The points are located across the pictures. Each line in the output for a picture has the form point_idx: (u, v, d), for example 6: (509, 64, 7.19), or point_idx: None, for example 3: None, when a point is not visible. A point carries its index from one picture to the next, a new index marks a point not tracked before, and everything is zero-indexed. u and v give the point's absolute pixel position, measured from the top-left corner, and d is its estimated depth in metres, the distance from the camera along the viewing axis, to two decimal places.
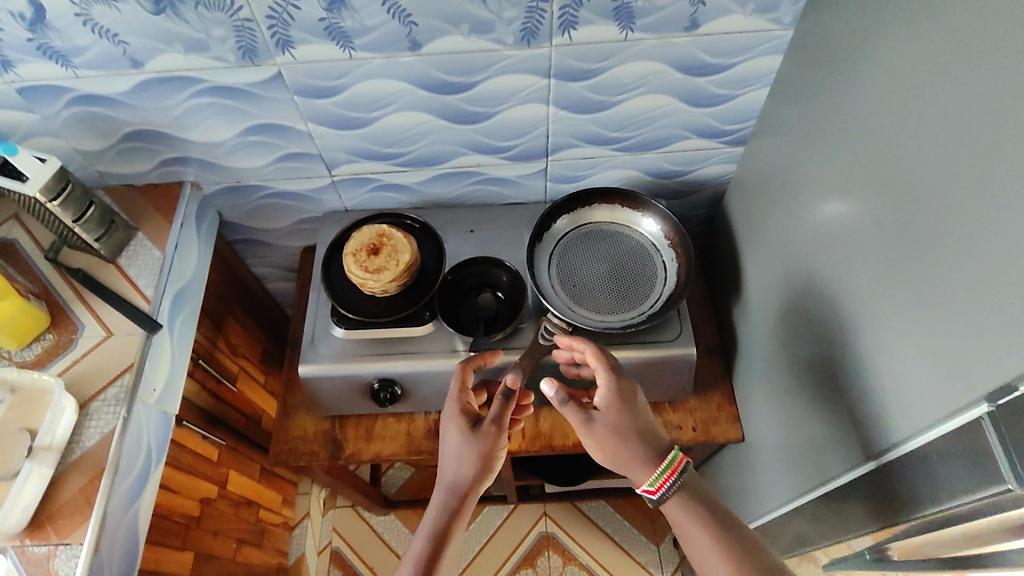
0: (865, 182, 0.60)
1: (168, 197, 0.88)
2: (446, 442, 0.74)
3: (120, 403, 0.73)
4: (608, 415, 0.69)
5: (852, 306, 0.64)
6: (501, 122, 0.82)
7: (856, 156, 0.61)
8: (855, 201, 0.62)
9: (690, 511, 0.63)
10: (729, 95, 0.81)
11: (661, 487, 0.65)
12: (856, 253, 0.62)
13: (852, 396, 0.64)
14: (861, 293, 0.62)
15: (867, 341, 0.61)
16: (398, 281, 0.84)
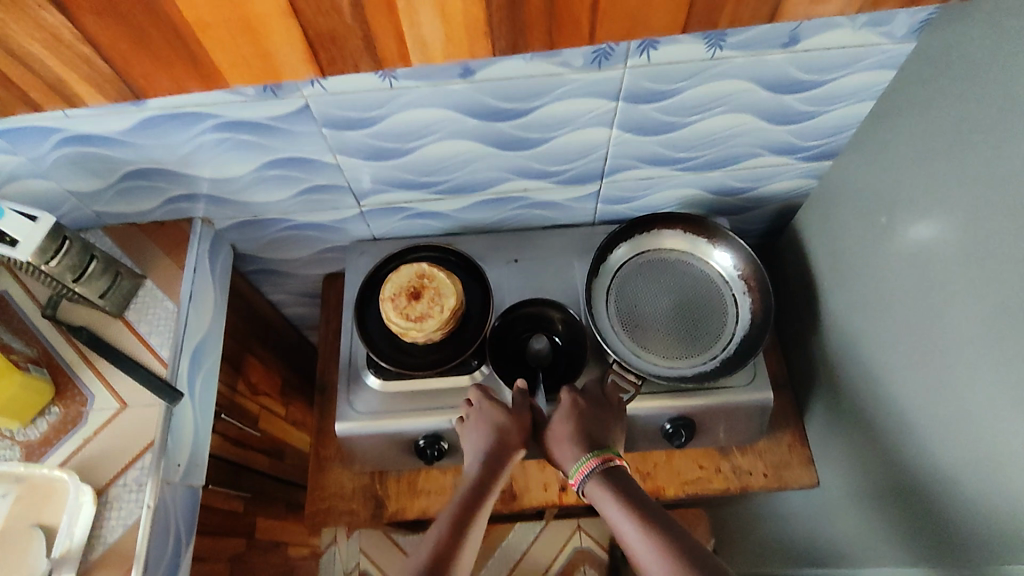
0: (1006, 240, 0.52)
1: (176, 236, 0.78)
2: (480, 415, 0.71)
3: (142, 488, 0.65)
4: (557, 424, 0.68)
5: (977, 373, 0.56)
6: (555, 147, 0.72)
7: (989, 208, 0.53)
8: (986, 257, 0.54)
9: (610, 497, 0.60)
10: (815, 112, 0.71)
11: (583, 475, 0.62)
12: (982, 317, 0.55)
13: (975, 472, 0.57)
14: (989, 363, 0.54)
15: (998, 416, 0.54)
16: (444, 328, 0.75)
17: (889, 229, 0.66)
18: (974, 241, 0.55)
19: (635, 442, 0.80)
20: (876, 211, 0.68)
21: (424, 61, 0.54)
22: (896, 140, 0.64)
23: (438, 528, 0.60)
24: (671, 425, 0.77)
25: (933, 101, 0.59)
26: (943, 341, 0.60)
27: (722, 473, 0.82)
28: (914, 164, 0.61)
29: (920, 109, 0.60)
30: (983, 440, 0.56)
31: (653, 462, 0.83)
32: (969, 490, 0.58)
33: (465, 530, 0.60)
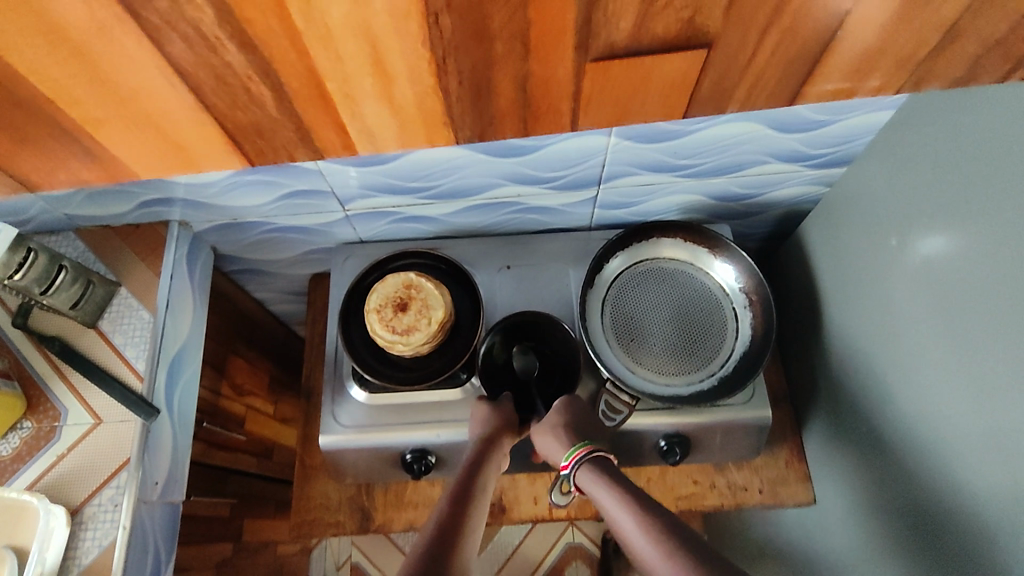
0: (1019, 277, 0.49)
1: (152, 240, 0.75)
2: (473, 415, 0.71)
3: (117, 508, 0.63)
4: (554, 414, 0.68)
5: (983, 413, 0.53)
6: (549, 154, 0.68)
7: (1005, 240, 0.50)
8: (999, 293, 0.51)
9: (600, 482, 0.58)
10: (827, 120, 0.67)
11: (575, 458, 0.61)
12: (989, 355, 0.52)
13: (977, 511, 0.55)
14: (995, 402, 0.52)
15: (1003, 458, 0.52)
16: (432, 341, 0.71)
17: (899, 250, 0.62)
18: (984, 275, 0.52)
19: (628, 458, 0.78)
20: (886, 229, 0.65)
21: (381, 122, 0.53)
22: (912, 157, 0.60)
23: (447, 495, 0.57)
24: (665, 443, 0.74)
25: (953, 119, 0.55)
26: (948, 374, 0.57)
27: (717, 489, 0.80)
28: (930, 184, 0.58)
29: (939, 126, 0.57)
30: (987, 479, 0.54)
31: (646, 476, 0.81)
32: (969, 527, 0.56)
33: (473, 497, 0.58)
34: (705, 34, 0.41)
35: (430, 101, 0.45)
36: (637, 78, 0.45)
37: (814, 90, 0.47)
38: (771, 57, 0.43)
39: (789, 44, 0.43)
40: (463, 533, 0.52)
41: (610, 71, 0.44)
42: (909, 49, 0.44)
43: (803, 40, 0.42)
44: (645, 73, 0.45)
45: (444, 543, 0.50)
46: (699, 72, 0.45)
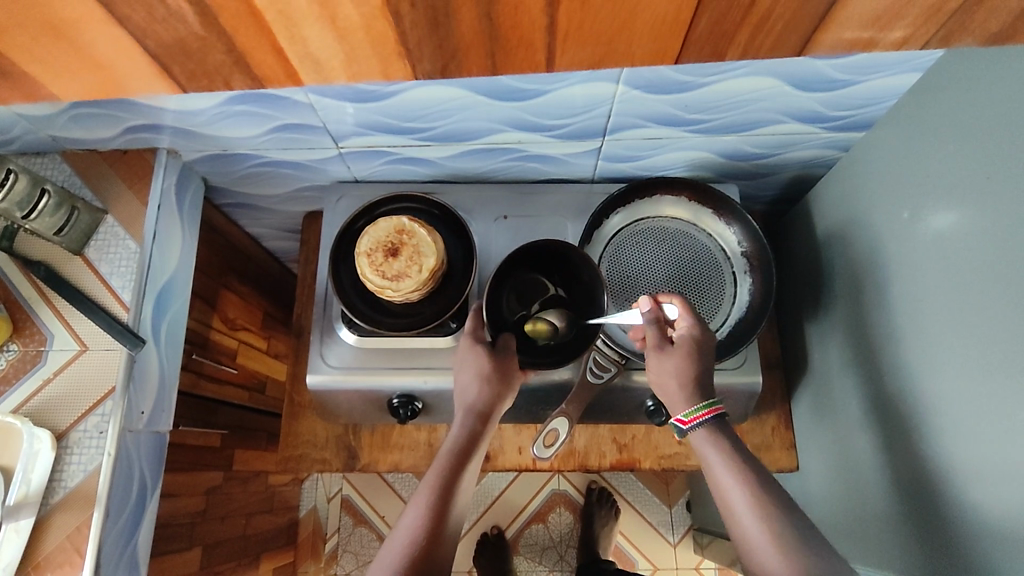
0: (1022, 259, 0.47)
1: (140, 168, 0.73)
2: (472, 364, 0.65)
3: (102, 435, 0.64)
4: (679, 363, 0.62)
5: (968, 394, 0.53)
6: (552, 100, 0.65)
7: (1015, 220, 0.47)
8: (1001, 274, 0.49)
9: (718, 446, 0.58)
10: (849, 80, 0.63)
11: (696, 420, 0.60)
12: (984, 337, 0.51)
13: (949, 490, 0.55)
14: (983, 386, 0.51)
15: (984, 445, 0.51)
16: (422, 288, 0.70)
17: (910, 224, 0.60)
18: (993, 255, 0.50)
19: (614, 415, 0.78)
20: (898, 201, 0.62)
21: (326, 74, 0.46)
22: (933, 125, 0.57)
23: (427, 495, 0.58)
24: (652, 402, 0.73)
25: (983, 85, 0.51)
26: (940, 353, 0.56)
27: None
28: (950, 155, 0.55)
29: (967, 94, 0.53)
30: (963, 465, 0.53)
31: (631, 433, 0.81)
32: (940, 512, 0.56)
33: (456, 486, 0.60)
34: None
35: (380, 25, 0.40)
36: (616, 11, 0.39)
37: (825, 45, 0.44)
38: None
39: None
40: (438, 554, 0.56)
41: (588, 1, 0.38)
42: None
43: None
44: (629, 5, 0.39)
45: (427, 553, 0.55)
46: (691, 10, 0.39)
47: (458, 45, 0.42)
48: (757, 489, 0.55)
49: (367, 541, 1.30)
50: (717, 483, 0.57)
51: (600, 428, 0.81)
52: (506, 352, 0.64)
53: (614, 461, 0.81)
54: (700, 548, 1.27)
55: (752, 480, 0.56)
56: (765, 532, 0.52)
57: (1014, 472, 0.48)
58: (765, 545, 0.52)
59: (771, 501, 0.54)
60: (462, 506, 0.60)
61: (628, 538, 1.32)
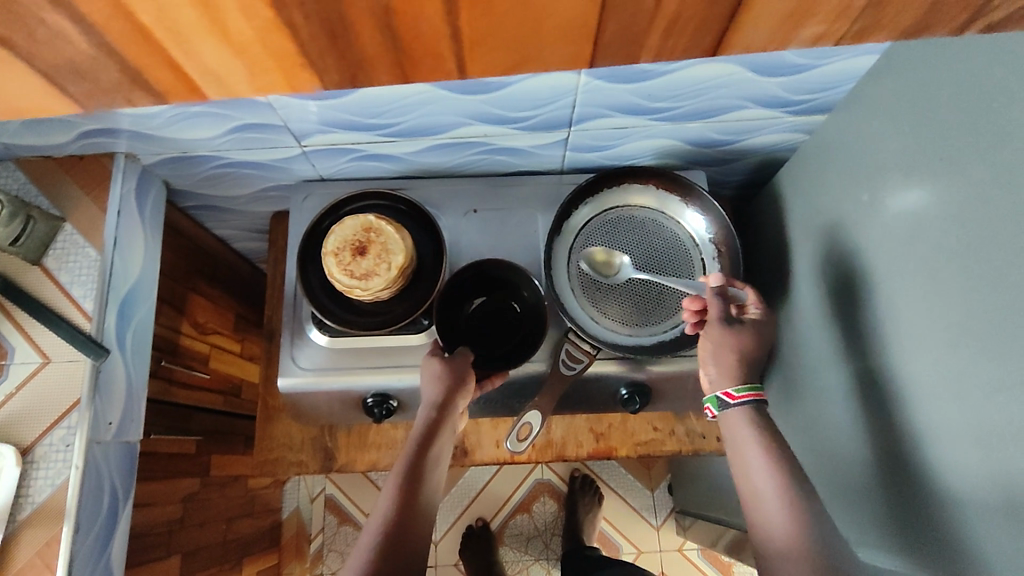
0: (974, 239, 0.48)
1: (97, 174, 0.71)
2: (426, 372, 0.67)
3: (69, 448, 0.63)
4: (736, 344, 0.63)
5: (926, 372, 0.54)
6: (515, 93, 0.64)
7: (966, 201, 0.48)
8: (955, 254, 0.50)
9: (751, 428, 0.59)
10: (809, 64, 0.63)
11: (741, 399, 0.61)
12: (939, 317, 0.52)
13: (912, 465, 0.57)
14: (938, 365, 0.52)
15: (942, 422, 0.52)
16: (392, 286, 0.70)
17: (871, 206, 0.61)
18: (946, 235, 0.51)
19: (589, 405, 0.78)
20: (860, 183, 0.63)
21: None
22: (891, 107, 0.58)
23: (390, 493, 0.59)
24: (626, 391, 0.74)
25: (935, 67, 0.52)
26: (901, 333, 0.57)
27: (676, 436, 0.82)
28: (907, 137, 0.55)
29: (921, 76, 0.54)
30: (924, 442, 0.54)
31: (608, 422, 0.82)
32: (907, 487, 0.58)
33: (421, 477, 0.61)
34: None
35: None
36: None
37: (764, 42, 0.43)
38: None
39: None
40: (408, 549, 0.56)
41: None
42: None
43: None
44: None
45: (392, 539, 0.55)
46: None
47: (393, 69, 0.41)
48: (782, 474, 0.56)
49: (352, 539, 1.30)
50: (744, 463, 0.58)
51: (577, 417, 0.82)
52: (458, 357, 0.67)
53: (591, 450, 0.81)
54: (683, 530, 1.29)
55: (781, 465, 0.56)
56: (785, 516, 0.54)
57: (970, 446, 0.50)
58: (784, 527, 0.54)
59: (795, 486, 0.55)
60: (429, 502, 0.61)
61: (612, 524, 1.34)
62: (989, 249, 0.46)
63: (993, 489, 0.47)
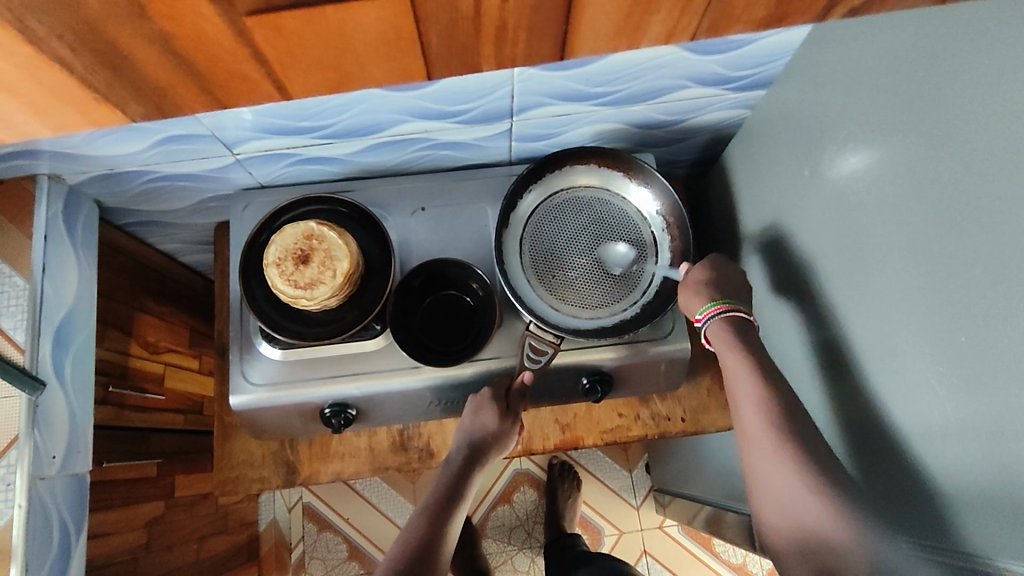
0: (908, 211, 0.48)
1: (19, 198, 0.67)
2: (475, 405, 0.70)
3: (10, 487, 0.60)
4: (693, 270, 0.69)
5: (871, 343, 0.55)
6: (450, 86, 0.62)
7: (899, 172, 0.49)
8: (893, 225, 0.50)
9: (733, 343, 0.64)
10: (744, 41, 0.62)
11: (709, 317, 0.66)
12: (881, 287, 0.52)
13: (860, 436, 0.58)
14: (881, 338, 0.53)
15: (889, 395, 0.53)
16: (340, 294, 0.68)
17: (812, 180, 0.61)
18: (883, 209, 0.51)
19: (552, 396, 0.78)
20: (802, 158, 0.63)
21: None
22: (827, 80, 0.57)
23: (421, 514, 0.65)
24: (588, 380, 0.73)
25: (867, 38, 0.52)
26: (846, 305, 0.58)
27: (642, 420, 0.81)
28: (842, 109, 0.55)
29: (853, 50, 0.53)
30: (876, 414, 0.55)
31: (573, 411, 0.82)
32: (860, 461, 0.58)
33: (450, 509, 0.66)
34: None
35: None
36: (323, 39, 0.36)
37: (650, 41, 0.40)
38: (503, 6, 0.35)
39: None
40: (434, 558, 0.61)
41: (282, 27, 0.34)
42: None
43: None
44: (338, 30, 0.35)
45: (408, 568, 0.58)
46: (411, 20, 0.36)
47: (256, 92, 0.40)
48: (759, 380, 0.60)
49: (333, 544, 1.29)
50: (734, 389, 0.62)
51: (542, 409, 0.81)
52: (479, 400, 0.70)
53: (559, 441, 0.81)
54: (662, 508, 1.30)
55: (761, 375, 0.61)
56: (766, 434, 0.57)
57: (909, 413, 0.51)
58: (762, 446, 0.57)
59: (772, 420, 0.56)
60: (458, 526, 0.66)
61: (593, 507, 1.34)
62: (923, 220, 0.47)
63: (937, 457, 0.48)
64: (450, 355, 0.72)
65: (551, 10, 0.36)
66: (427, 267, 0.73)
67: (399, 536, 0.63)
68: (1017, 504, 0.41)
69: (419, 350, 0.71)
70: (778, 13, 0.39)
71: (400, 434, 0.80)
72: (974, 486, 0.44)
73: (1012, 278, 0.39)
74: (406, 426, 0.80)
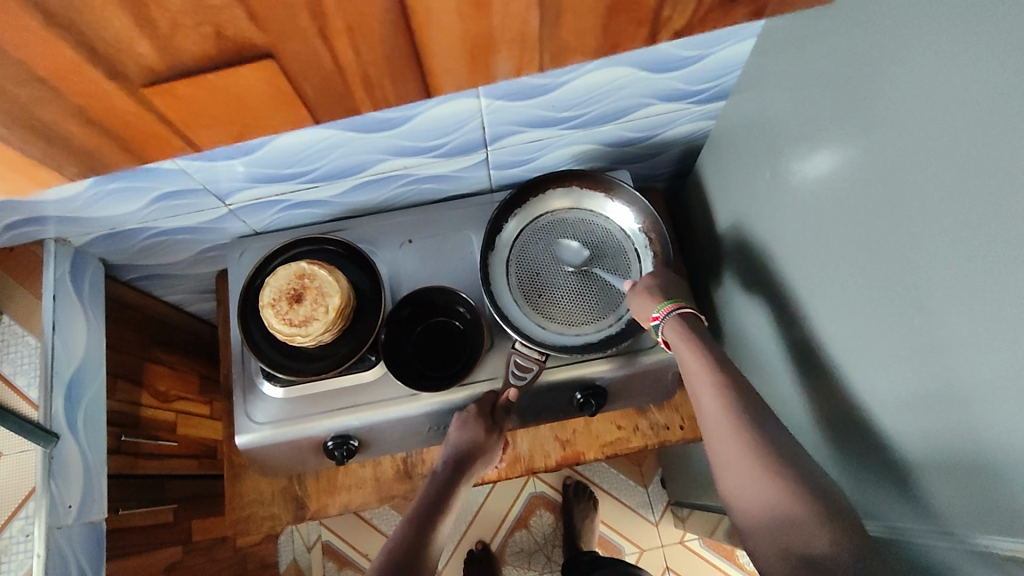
0: (864, 202, 0.50)
1: (29, 263, 0.72)
2: (461, 421, 0.72)
3: (30, 538, 0.63)
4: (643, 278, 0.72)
5: (844, 334, 0.56)
6: (424, 122, 0.66)
7: (852, 167, 0.51)
8: (852, 215, 0.52)
9: (687, 344, 0.63)
10: (699, 55, 0.66)
11: (666, 312, 0.67)
12: (847, 278, 0.54)
13: (844, 425, 0.59)
14: (853, 328, 0.55)
15: (867, 386, 0.54)
16: (333, 329, 0.70)
17: (775, 182, 0.64)
18: (841, 204, 0.53)
19: (549, 413, 0.79)
20: (764, 161, 0.65)
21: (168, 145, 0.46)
22: (779, 86, 0.60)
23: (406, 521, 0.66)
24: (581, 395, 0.74)
25: (810, 44, 0.54)
26: (818, 299, 0.59)
27: (640, 431, 0.83)
28: (794, 112, 0.58)
29: (799, 57, 0.56)
30: (855, 402, 0.56)
31: (572, 427, 0.83)
32: (849, 452, 0.59)
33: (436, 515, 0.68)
34: (254, 44, 0.38)
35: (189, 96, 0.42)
36: (216, 99, 0.42)
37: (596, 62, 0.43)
38: (359, 60, 0.41)
39: (366, 45, 0.40)
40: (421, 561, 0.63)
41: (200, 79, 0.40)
42: (511, 33, 0.42)
43: (378, 35, 0.39)
44: (225, 88, 0.41)
45: (396, 564, 0.61)
46: (286, 79, 0.41)
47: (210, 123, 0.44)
48: (719, 380, 0.59)
49: None
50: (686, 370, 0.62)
51: (541, 427, 0.83)
52: (467, 415, 0.71)
53: (559, 458, 0.82)
54: (680, 521, 1.29)
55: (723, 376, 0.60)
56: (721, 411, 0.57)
57: (885, 396, 0.52)
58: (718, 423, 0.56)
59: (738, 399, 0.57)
60: (443, 535, 0.68)
61: (611, 526, 1.34)
62: (876, 210, 0.49)
63: (913, 435, 0.49)
64: (443, 380, 0.74)
65: (403, 58, 0.42)
66: (416, 295, 0.76)
67: (387, 540, 0.65)
68: (987, 471, 0.42)
69: (412, 378, 0.73)
70: (610, 43, 0.45)
71: (404, 462, 0.82)
72: (949, 458, 0.45)
73: (962, 260, 0.41)
74: (409, 454, 0.82)
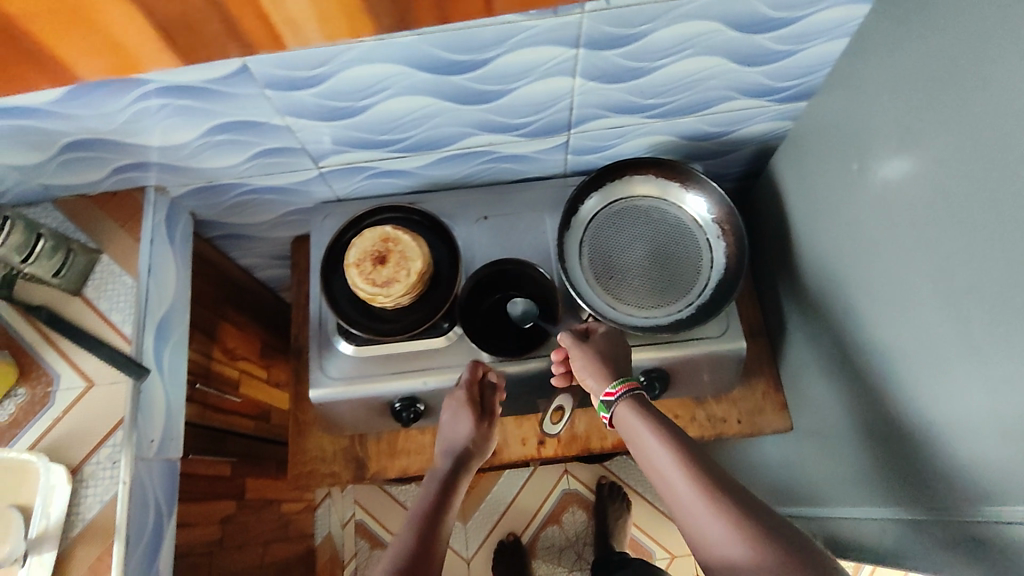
0: (948, 189, 0.51)
1: (130, 206, 0.76)
2: (453, 412, 0.74)
3: (116, 465, 0.66)
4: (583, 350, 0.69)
5: (923, 321, 0.57)
6: (517, 98, 0.69)
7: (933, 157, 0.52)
8: (933, 200, 0.53)
9: (642, 419, 0.59)
10: (789, 50, 0.68)
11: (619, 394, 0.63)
12: (927, 265, 0.55)
13: (920, 413, 0.59)
14: (934, 314, 0.55)
15: (941, 372, 0.55)
16: (412, 292, 0.73)
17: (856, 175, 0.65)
18: (923, 198, 0.54)
19: None
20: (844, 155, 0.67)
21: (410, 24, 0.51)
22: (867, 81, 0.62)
23: (413, 518, 0.63)
24: (646, 378, 0.76)
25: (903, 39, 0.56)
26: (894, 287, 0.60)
27: (697, 422, 0.85)
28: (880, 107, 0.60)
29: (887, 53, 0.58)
30: (931, 389, 0.57)
31: None
32: (925, 439, 0.59)
33: (441, 511, 0.65)
34: None
35: None
36: None
37: None
38: None
39: None
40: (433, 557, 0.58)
41: None
42: None
43: None
44: None
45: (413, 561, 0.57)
46: None
47: None
48: (681, 453, 0.54)
49: None
50: (643, 444, 0.58)
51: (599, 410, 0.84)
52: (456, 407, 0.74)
53: (616, 441, 0.83)
54: None
55: (660, 424, 0.57)
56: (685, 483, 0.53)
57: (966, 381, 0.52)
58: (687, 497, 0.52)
59: (709, 483, 0.51)
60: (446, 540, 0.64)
61: (643, 530, 1.33)
62: (960, 200, 0.50)
63: (994, 417, 0.49)
64: (517, 349, 0.75)
65: None
66: (494, 265, 0.78)
67: (390, 549, 0.59)
68: None
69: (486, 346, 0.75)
70: None
71: None
72: None
73: None
74: None
